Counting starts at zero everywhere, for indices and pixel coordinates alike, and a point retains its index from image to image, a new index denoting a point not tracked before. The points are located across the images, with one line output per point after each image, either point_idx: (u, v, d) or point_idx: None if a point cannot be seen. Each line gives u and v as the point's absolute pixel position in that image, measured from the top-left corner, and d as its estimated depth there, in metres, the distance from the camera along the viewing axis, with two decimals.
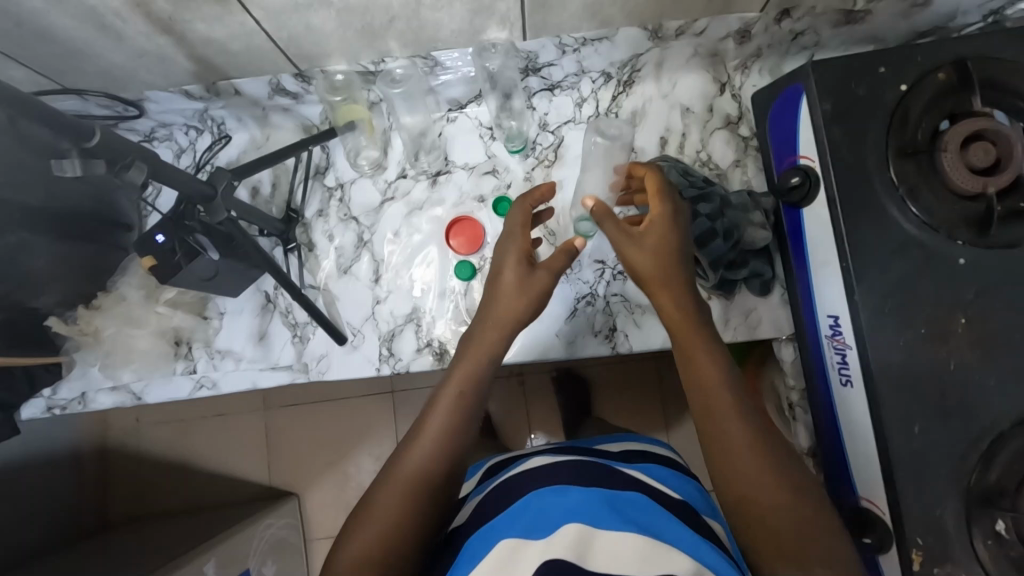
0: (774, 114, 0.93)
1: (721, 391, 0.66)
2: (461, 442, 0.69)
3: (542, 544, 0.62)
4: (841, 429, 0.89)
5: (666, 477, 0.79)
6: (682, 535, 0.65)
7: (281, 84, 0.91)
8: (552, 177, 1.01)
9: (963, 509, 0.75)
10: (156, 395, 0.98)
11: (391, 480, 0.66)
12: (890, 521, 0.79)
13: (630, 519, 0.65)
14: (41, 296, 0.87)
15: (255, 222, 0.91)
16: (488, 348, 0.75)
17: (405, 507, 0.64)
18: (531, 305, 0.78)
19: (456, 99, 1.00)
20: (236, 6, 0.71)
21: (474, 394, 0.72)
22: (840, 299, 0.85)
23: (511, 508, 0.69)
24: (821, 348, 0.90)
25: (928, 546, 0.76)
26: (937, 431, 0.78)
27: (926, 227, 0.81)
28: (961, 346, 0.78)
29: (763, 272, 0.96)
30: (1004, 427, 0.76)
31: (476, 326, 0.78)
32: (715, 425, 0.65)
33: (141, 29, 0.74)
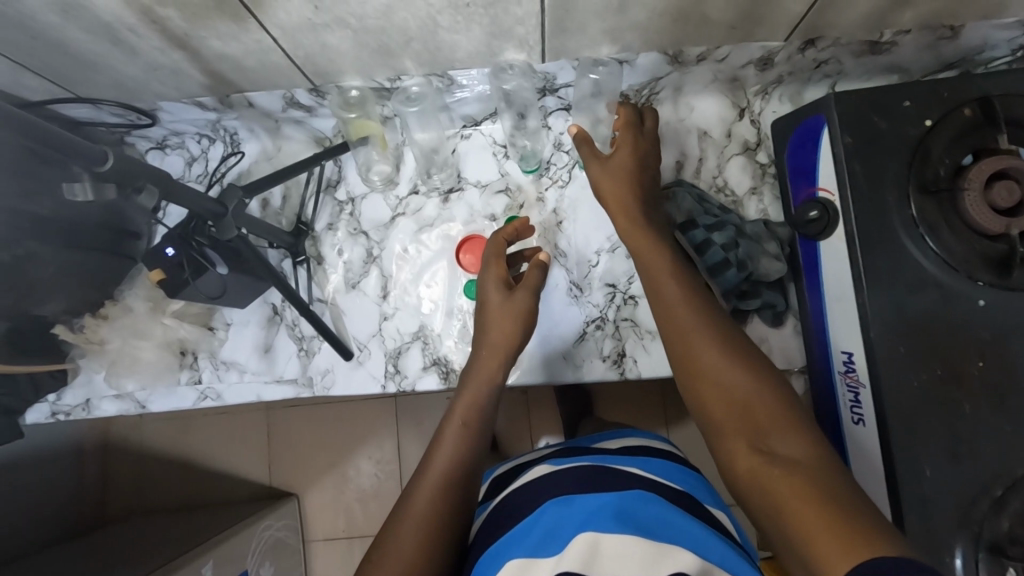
0: (793, 144, 0.92)
1: (711, 356, 0.64)
2: (469, 473, 0.71)
3: (552, 562, 0.59)
4: (850, 465, 0.87)
5: (670, 470, 0.76)
6: (691, 530, 0.62)
7: (295, 98, 0.90)
8: (565, 198, 1.00)
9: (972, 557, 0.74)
10: (160, 404, 0.98)
11: (405, 518, 0.65)
12: None
13: (637, 518, 0.62)
14: (48, 306, 0.87)
15: (264, 236, 0.90)
16: (486, 376, 0.79)
17: (422, 543, 0.63)
18: (519, 327, 0.81)
19: (471, 116, 0.99)
20: (252, 23, 0.70)
21: (477, 426, 0.75)
22: (854, 335, 0.83)
23: (515, 529, 0.67)
24: (833, 383, 0.89)
25: None
26: (949, 476, 0.76)
27: (945, 266, 0.79)
28: (977, 390, 0.77)
29: (777, 303, 0.94)
30: (1018, 475, 0.74)
31: (473, 360, 0.82)
32: (706, 387, 0.63)
33: (155, 44, 0.74)
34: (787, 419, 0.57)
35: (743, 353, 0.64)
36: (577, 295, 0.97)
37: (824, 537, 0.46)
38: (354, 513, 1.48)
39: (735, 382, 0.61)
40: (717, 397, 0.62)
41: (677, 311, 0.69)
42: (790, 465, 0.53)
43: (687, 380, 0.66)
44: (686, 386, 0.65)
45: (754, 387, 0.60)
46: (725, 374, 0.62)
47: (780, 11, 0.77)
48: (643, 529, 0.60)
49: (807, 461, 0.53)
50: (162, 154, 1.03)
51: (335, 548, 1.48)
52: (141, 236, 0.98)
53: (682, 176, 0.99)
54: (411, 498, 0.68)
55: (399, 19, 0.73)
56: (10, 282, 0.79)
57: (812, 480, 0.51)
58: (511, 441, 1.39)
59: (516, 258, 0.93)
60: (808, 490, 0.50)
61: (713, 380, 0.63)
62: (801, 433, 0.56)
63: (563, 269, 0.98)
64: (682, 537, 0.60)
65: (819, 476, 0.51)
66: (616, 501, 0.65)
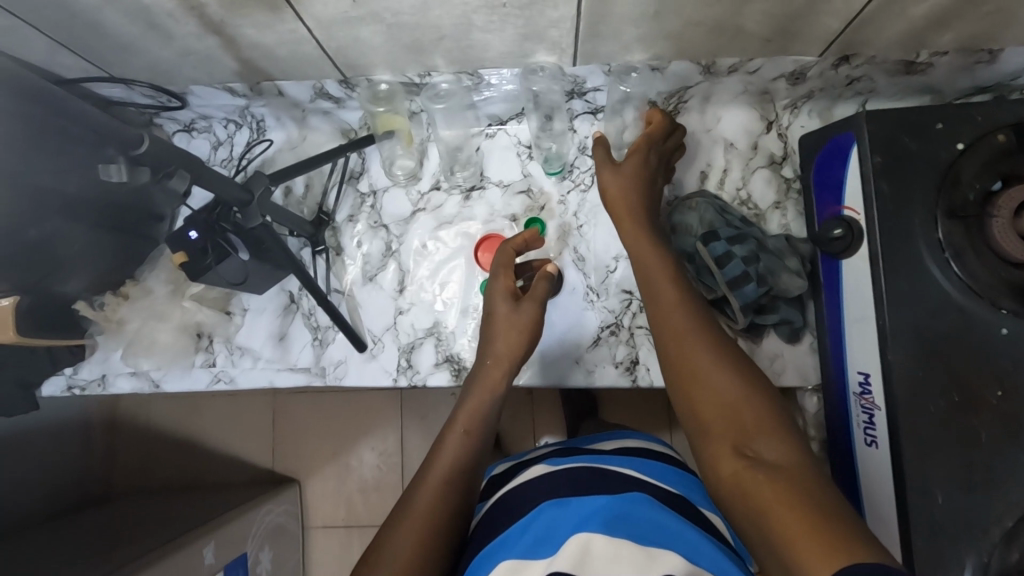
0: (820, 160, 0.91)
1: (702, 359, 0.64)
2: (468, 480, 0.71)
3: (545, 564, 0.59)
4: (859, 486, 0.87)
5: (666, 473, 0.76)
6: (683, 533, 0.62)
7: (324, 89, 0.90)
8: (587, 202, 1.00)
9: None
10: (174, 385, 0.99)
11: (402, 523, 0.65)
12: None
13: (628, 520, 0.62)
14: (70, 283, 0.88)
15: (286, 224, 0.91)
16: (492, 386, 0.79)
17: (421, 539, 0.64)
18: (525, 340, 0.82)
19: (497, 115, 1.00)
20: (289, 14, 0.70)
21: (480, 433, 0.76)
22: (872, 357, 0.83)
23: (507, 531, 0.67)
24: (848, 403, 0.88)
25: None
26: (960, 503, 0.75)
27: (967, 291, 0.78)
28: (994, 418, 0.76)
29: (794, 320, 0.93)
30: None
31: (477, 367, 0.83)
32: (696, 389, 0.63)
33: (191, 30, 0.74)
34: (776, 426, 0.57)
35: (735, 359, 0.63)
36: (592, 300, 0.97)
37: (805, 541, 0.46)
38: (355, 502, 1.49)
39: (726, 387, 0.61)
40: (707, 399, 0.61)
41: (671, 314, 0.69)
42: (778, 472, 0.53)
43: (676, 382, 0.65)
44: (676, 388, 0.65)
45: (744, 393, 0.60)
46: (716, 378, 0.62)
47: (816, 26, 0.77)
48: (635, 534, 0.60)
49: (795, 469, 0.52)
50: (188, 137, 1.03)
51: (334, 536, 1.48)
52: (165, 217, 0.99)
53: (705, 187, 0.99)
54: (407, 504, 0.68)
55: (434, 16, 0.73)
56: (37, 256, 0.80)
57: (800, 489, 0.50)
58: (515, 440, 1.39)
59: (524, 269, 0.94)
60: (794, 498, 0.49)
61: (703, 383, 0.62)
62: (789, 441, 0.56)
63: (580, 273, 0.98)
64: (672, 540, 0.60)
65: (807, 485, 0.51)
66: (607, 502, 0.65)
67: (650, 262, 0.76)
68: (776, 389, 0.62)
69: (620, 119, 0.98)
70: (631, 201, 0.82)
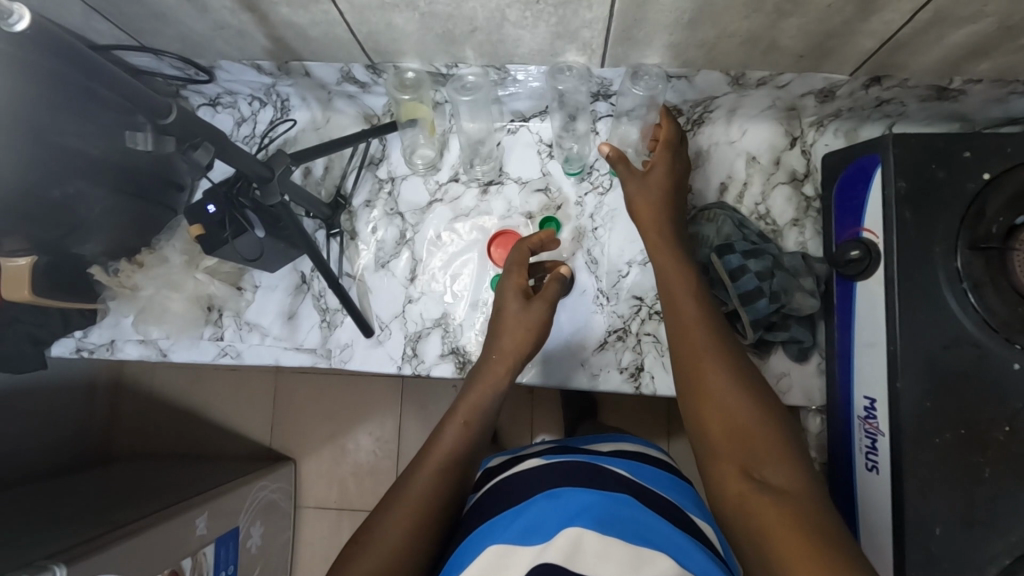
0: (843, 181, 0.90)
1: (715, 377, 0.64)
2: (463, 471, 0.71)
3: (533, 553, 0.60)
4: (856, 512, 0.86)
5: (659, 478, 0.76)
6: (672, 537, 0.62)
7: (351, 72, 0.90)
8: (604, 205, 0.99)
9: None
10: (181, 355, 1.00)
11: (391, 514, 0.65)
12: None
13: (620, 520, 0.62)
14: (89, 248, 0.89)
15: (304, 204, 0.91)
16: (495, 381, 0.79)
17: (413, 522, 0.64)
18: (531, 340, 0.82)
19: (521, 112, 0.99)
20: None
21: (479, 425, 0.76)
22: (880, 382, 0.82)
23: (493, 519, 0.66)
24: (852, 427, 0.88)
25: None
26: (958, 537, 0.75)
27: (984, 325, 0.77)
28: (999, 454, 0.75)
29: (803, 340, 0.93)
30: None
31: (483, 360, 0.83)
32: (706, 406, 0.63)
33: (226, 4, 0.75)
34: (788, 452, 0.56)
35: (749, 381, 0.63)
36: (602, 303, 0.97)
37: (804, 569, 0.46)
38: (348, 484, 1.50)
39: (738, 406, 0.61)
40: (717, 416, 0.61)
41: (691, 331, 0.69)
42: (784, 499, 0.53)
43: (689, 396, 0.65)
44: (687, 404, 0.65)
45: (756, 414, 0.60)
46: (731, 399, 0.62)
47: (851, 46, 0.76)
48: (626, 533, 0.60)
49: (801, 496, 0.52)
50: (212, 111, 1.04)
51: (324, 517, 1.50)
52: (185, 186, 1.00)
53: (724, 199, 0.98)
54: (398, 493, 0.68)
55: (468, 7, 0.72)
56: (57, 217, 0.81)
57: (807, 517, 0.50)
58: (512, 437, 1.39)
59: (537, 268, 0.94)
60: (801, 526, 0.49)
61: (714, 400, 0.62)
62: (796, 467, 0.56)
63: (592, 275, 0.98)
64: (663, 544, 0.60)
65: (813, 514, 0.51)
66: (600, 500, 0.65)
67: (671, 273, 0.76)
68: (787, 412, 0.62)
69: None
70: (658, 218, 0.81)
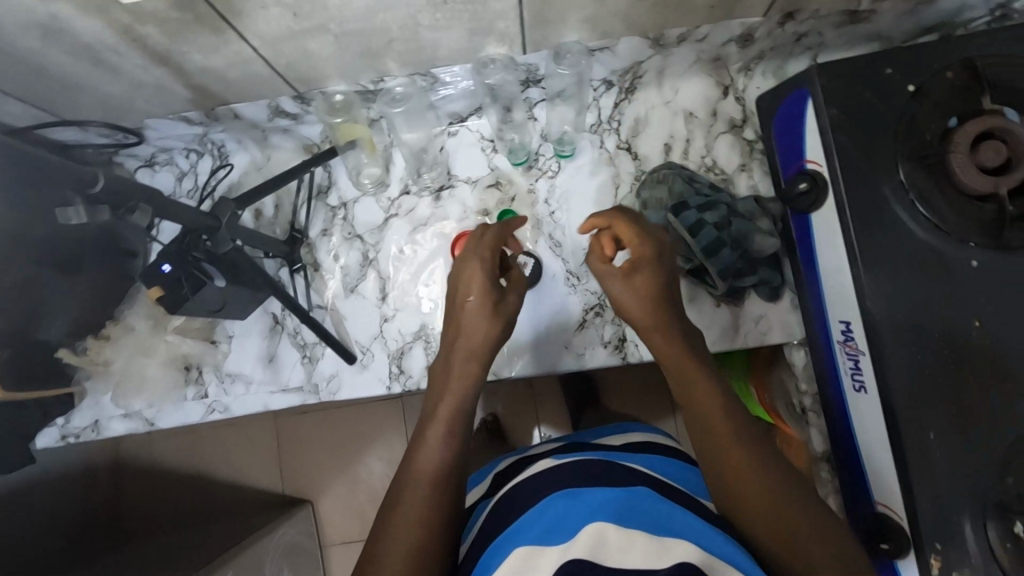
0: (779, 119, 0.92)
1: (753, 476, 0.64)
2: (455, 480, 0.71)
3: (560, 550, 0.60)
4: (854, 434, 0.88)
5: (670, 469, 0.77)
6: (691, 524, 0.63)
7: (280, 107, 0.90)
8: (556, 188, 1.00)
9: (979, 514, 0.75)
10: (169, 420, 0.99)
11: (393, 541, 0.65)
12: (908, 528, 0.79)
13: (640, 511, 0.63)
14: (50, 331, 0.87)
15: (260, 246, 0.91)
16: (470, 377, 0.77)
17: (416, 546, 0.65)
18: (499, 330, 0.80)
19: (457, 113, 0.99)
20: (232, 35, 0.70)
21: (462, 427, 0.74)
22: (851, 304, 0.84)
23: (515, 524, 0.67)
24: (833, 353, 0.90)
25: (945, 551, 0.77)
26: (951, 438, 0.77)
27: (936, 231, 0.80)
28: (975, 351, 0.78)
29: (773, 279, 0.94)
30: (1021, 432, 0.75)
31: (455, 363, 0.79)
32: (753, 507, 0.63)
33: (137, 62, 0.74)
34: (787, 466, 0.66)
35: (782, 468, 0.65)
36: (574, 284, 0.98)
37: None
38: (366, 512, 1.50)
39: (782, 496, 0.63)
40: (767, 516, 0.62)
41: (713, 419, 0.68)
42: None
43: (725, 492, 0.65)
44: (723, 494, 0.66)
45: (803, 506, 0.63)
46: (771, 483, 0.63)
47: None
48: (648, 524, 0.61)
49: None
50: (150, 172, 1.03)
51: (350, 551, 1.49)
52: (137, 253, 0.98)
53: (671, 158, 0.99)
54: (392, 518, 0.67)
55: (380, 20, 0.73)
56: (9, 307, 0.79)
57: None
58: (518, 433, 1.40)
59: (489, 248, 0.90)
60: None
61: (756, 489, 0.63)
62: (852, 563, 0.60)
63: (558, 258, 0.99)
64: (684, 531, 0.61)
65: None
66: (620, 495, 0.65)
67: (670, 352, 0.73)
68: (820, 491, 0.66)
69: (579, 102, 1.00)
70: (647, 306, 0.73)
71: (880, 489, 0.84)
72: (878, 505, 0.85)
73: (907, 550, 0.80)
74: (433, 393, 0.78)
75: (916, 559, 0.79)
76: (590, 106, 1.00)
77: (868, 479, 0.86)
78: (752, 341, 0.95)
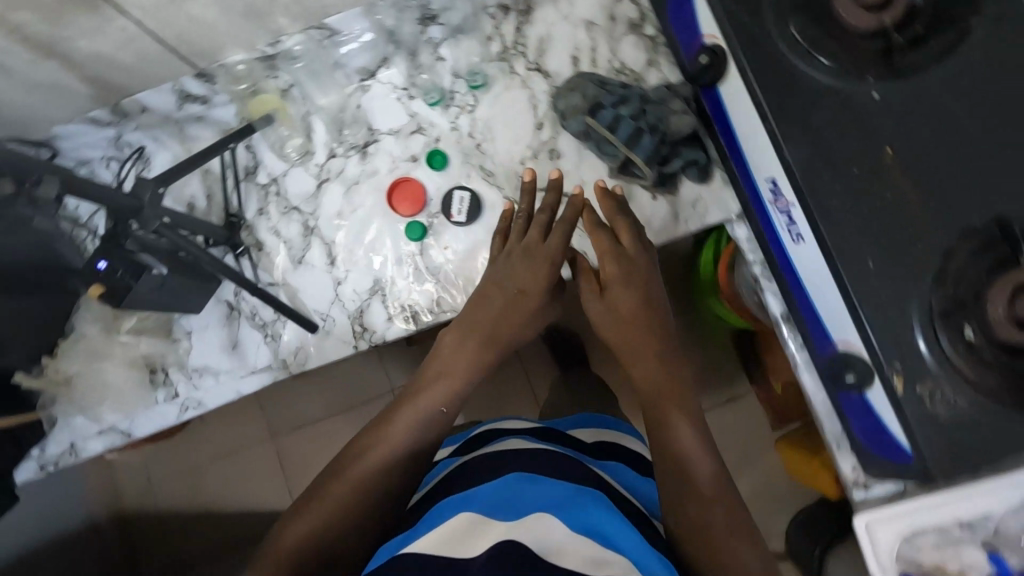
0: (671, 7, 0.95)
1: (694, 475, 0.76)
2: (417, 455, 0.80)
3: (504, 525, 0.64)
4: (803, 285, 0.90)
5: (627, 479, 0.85)
6: (628, 526, 0.67)
7: (185, 89, 0.90)
8: (477, 120, 1.02)
9: (929, 327, 0.78)
10: (145, 427, 0.98)
11: (335, 486, 0.76)
12: (868, 359, 0.81)
13: (590, 511, 0.67)
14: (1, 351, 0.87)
15: (195, 228, 0.91)
16: (466, 364, 0.85)
17: (358, 486, 0.76)
18: (524, 316, 0.87)
19: (365, 67, 1.01)
20: (111, 9, 0.70)
21: (447, 416, 0.84)
22: (771, 160, 0.87)
23: (463, 494, 0.71)
24: (768, 214, 0.93)
25: (906, 369, 0.78)
26: (890, 265, 0.79)
27: (835, 73, 0.83)
28: (896, 176, 0.80)
29: (698, 158, 0.97)
30: (952, 241, 0.77)
31: (490, 330, 0.86)
32: (687, 498, 0.74)
33: (27, 59, 0.73)
34: (722, 468, 0.78)
35: (716, 468, 0.77)
36: None
37: None
38: None
39: (710, 495, 0.74)
40: (692, 509, 0.73)
41: (673, 422, 0.80)
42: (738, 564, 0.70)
43: (669, 481, 0.76)
44: (666, 484, 0.77)
45: (716, 493, 0.75)
46: (702, 483, 0.75)
47: None
48: (585, 525, 0.65)
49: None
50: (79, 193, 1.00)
51: None
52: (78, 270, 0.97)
53: (580, 69, 1.01)
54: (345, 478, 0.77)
55: None
56: None
57: None
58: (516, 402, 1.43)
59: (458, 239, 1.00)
60: None
61: (690, 492, 0.74)
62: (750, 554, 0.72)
63: (493, 187, 1.00)
64: (620, 537, 0.65)
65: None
66: (575, 495, 0.69)
67: (649, 373, 0.84)
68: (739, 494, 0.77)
69: (481, 33, 1.02)
70: (638, 320, 0.85)
71: (836, 329, 0.86)
72: (837, 345, 0.87)
73: (870, 379, 0.83)
74: (449, 341, 0.87)
75: (880, 384, 0.81)
76: (492, 35, 1.02)
77: (823, 322, 0.89)
78: (693, 225, 0.98)
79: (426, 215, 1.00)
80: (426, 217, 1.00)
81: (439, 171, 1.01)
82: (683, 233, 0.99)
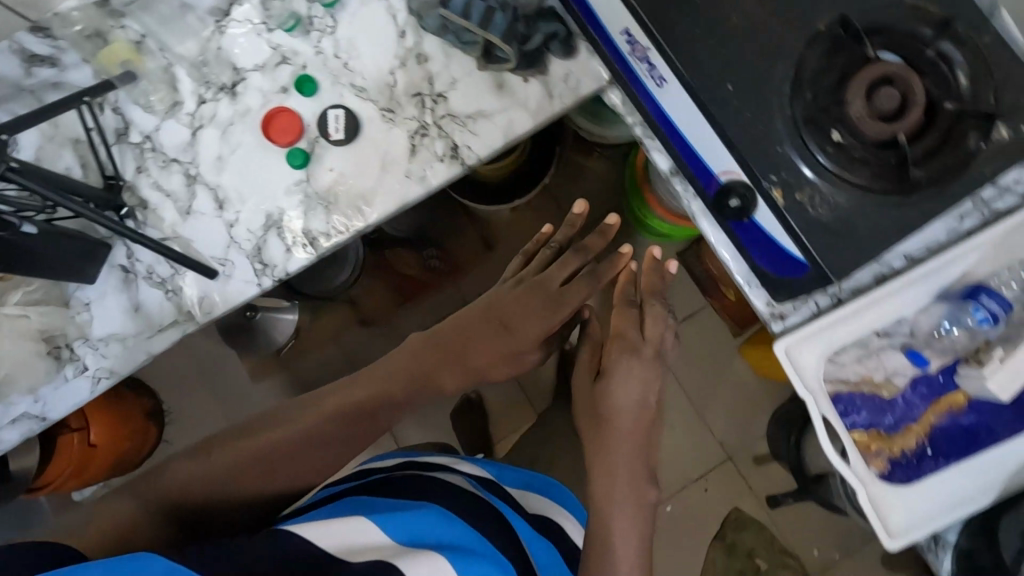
0: None
1: (611, 507, 1.11)
2: (290, 447, 1.05)
3: (392, 551, 0.88)
4: (672, 122, 0.99)
5: (461, 534, 0.97)
6: (451, 530, 0.97)
7: (24, 47, 0.96)
8: (339, 41, 1.06)
9: (799, 137, 0.88)
10: (59, 406, 1.07)
11: (222, 452, 1.03)
12: (746, 176, 0.91)
13: (458, 556, 0.92)
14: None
15: (65, 186, 0.96)
16: (333, 402, 1.11)
17: (205, 481, 1.00)
18: (407, 386, 1.16)
19: (216, 7, 1.04)
20: None
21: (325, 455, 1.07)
22: (622, 12, 0.92)
23: (380, 512, 0.95)
24: (630, 65, 0.99)
25: (782, 178, 0.88)
26: (747, 86, 0.88)
27: None
28: (741, 5, 0.89)
29: (558, 31, 1.02)
30: (800, 54, 0.88)
31: (431, 367, 1.17)
32: (596, 549, 1.07)
33: None
34: (643, 536, 1.11)
35: (637, 527, 1.11)
36: (392, 117, 1.06)
37: None
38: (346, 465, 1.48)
39: (622, 544, 1.08)
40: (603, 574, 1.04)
41: (607, 473, 1.13)
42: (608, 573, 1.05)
43: (592, 516, 1.12)
44: (590, 543, 1.09)
45: (637, 552, 1.08)
46: (625, 550, 1.07)
47: None
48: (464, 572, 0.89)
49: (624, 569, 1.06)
50: None
51: None
52: None
53: None
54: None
55: None
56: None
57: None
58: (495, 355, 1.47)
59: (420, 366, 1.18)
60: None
61: (605, 523, 1.10)
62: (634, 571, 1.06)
63: (362, 100, 1.06)
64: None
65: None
66: (466, 541, 0.96)
67: (607, 459, 1.15)
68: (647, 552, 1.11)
69: None
70: (606, 427, 1.19)
71: (717, 162, 0.94)
72: (720, 177, 0.95)
73: (751, 197, 0.92)
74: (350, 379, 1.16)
75: (763, 199, 0.90)
76: None
77: (703, 158, 0.97)
78: (568, 99, 1.05)
79: (306, 141, 1.05)
80: (307, 144, 1.06)
81: (310, 97, 1.06)
82: (563, 110, 1.05)
